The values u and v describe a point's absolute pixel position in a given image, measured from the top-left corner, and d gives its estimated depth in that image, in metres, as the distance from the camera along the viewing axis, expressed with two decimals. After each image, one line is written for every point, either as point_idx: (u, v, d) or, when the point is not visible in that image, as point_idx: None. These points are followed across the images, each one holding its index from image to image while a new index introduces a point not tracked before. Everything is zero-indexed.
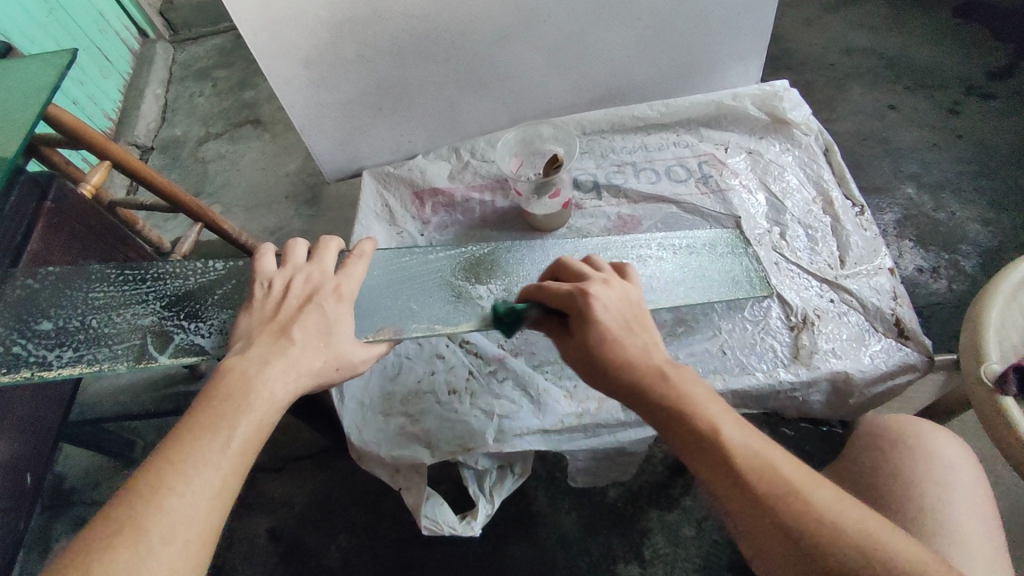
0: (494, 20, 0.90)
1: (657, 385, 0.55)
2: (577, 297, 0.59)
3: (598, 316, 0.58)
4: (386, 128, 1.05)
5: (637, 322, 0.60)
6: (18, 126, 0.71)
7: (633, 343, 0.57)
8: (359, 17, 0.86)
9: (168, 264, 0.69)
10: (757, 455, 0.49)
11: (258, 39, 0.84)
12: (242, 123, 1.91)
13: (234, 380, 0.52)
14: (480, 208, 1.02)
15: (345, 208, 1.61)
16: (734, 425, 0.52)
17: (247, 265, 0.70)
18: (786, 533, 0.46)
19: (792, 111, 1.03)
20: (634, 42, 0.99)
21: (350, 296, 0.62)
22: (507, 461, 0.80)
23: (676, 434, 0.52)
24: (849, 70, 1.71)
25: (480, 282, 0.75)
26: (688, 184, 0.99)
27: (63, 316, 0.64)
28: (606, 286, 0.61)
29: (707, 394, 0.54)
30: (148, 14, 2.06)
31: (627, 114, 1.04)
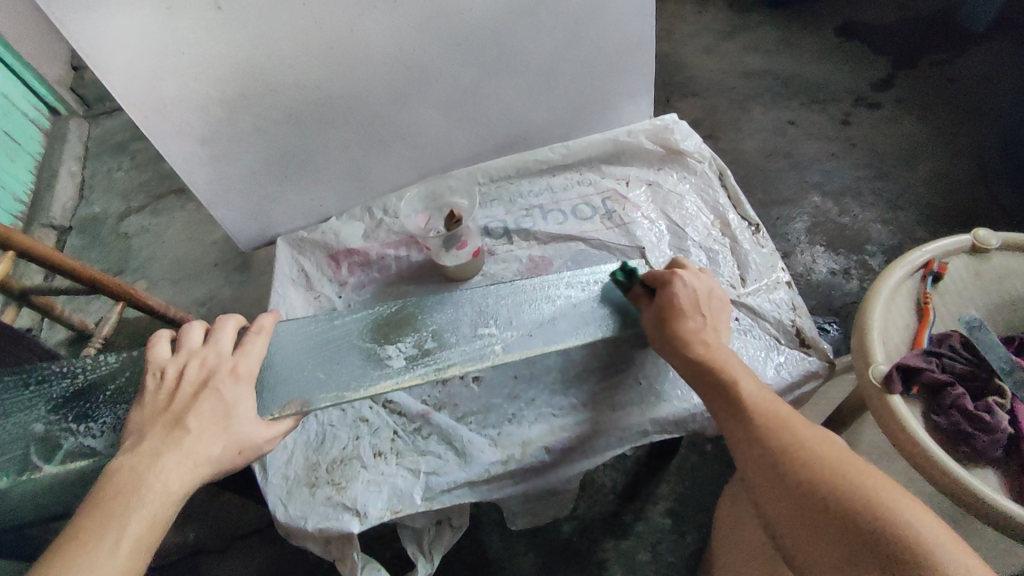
0: (388, 82, 0.94)
1: (698, 350, 0.69)
2: (668, 277, 0.75)
3: (676, 290, 0.74)
4: (295, 195, 1.06)
5: (710, 311, 0.73)
6: None
7: (693, 318, 0.72)
8: (251, 91, 0.88)
9: (56, 364, 0.66)
10: (762, 402, 0.62)
11: (150, 120, 0.86)
12: (164, 194, 1.88)
13: (130, 477, 0.51)
14: (396, 264, 1.02)
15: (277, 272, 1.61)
16: (756, 386, 0.65)
17: (141, 353, 0.67)
18: (766, 449, 0.59)
19: (683, 142, 1.09)
20: (528, 91, 1.03)
21: (248, 374, 0.62)
22: (444, 517, 0.86)
23: (707, 383, 0.67)
24: (749, 92, 1.82)
25: (390, 341, 0.76)
26: (594, 221, 1.02)
27: None
28: (695, 276, 0.76)
29: (740, 363, 0.68)
30: (58, 93, 2.03)
31: (531, 159, 1.08)
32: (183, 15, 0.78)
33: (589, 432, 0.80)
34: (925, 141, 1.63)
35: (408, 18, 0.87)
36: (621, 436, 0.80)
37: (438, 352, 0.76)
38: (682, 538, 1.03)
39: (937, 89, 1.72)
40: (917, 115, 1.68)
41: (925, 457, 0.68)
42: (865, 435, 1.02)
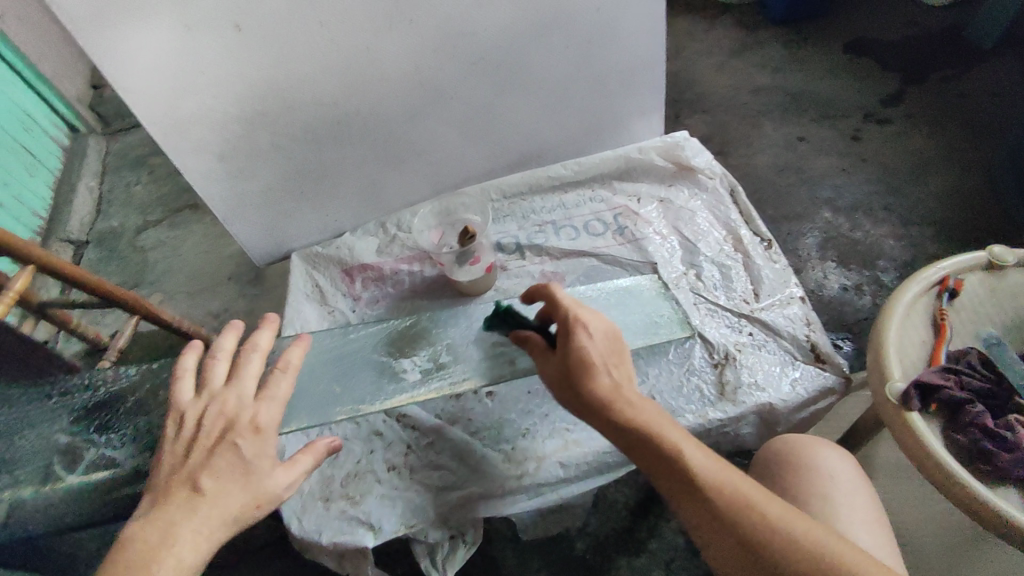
0: (403, 99, 0.96)
1: (625, 413, 0.61)
2: (568, 325, 0.66)
3: (583, 344, 0.64)
4: (311, 211, 1.07)
5: (618, 360, 0.65)
6: None
7: (605, 376, 0.63)
8: (268, 109, 0.91)
9: (64, 383, 0.74)
10: (713, 474, 0.57)
11: (169, 138, 0.88)
12: (180, 209, 1.91)
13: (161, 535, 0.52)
14: (409, 279, 1.03)
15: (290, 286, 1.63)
16: (695, 451, 0.58)
17: (156, 368, 0.70)
18: (737, 536, 0.54)
19: (694, 158, 1.09)
20: (540, 109, 1.05)
21: (267, 424, 0.61)
22: (458, 531, 0.78)
23: (644, 455, 0.60)
24: (759, 108, 1.83)
25: (405, 355, 0.77)
26: (606, 237, 1.02)
27: None
28: (592, 318, 0.67)
29: (666, 421, 0.61)
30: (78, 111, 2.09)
31: (543, 176, 1.09)
32: (204, 35, 0.80)
33: (603, 449, 0.80)
34: (936, 157, 1.63)
35: (421, 37, 0.89)
36: None
37: (452, 366, 0.76)
38: (696, 555, 1.01)
39: (948, 105, 1.72)
40: (927, 131, 1.68)
41: (944, 475, 0.67)
42: (882, 452, 1.00)
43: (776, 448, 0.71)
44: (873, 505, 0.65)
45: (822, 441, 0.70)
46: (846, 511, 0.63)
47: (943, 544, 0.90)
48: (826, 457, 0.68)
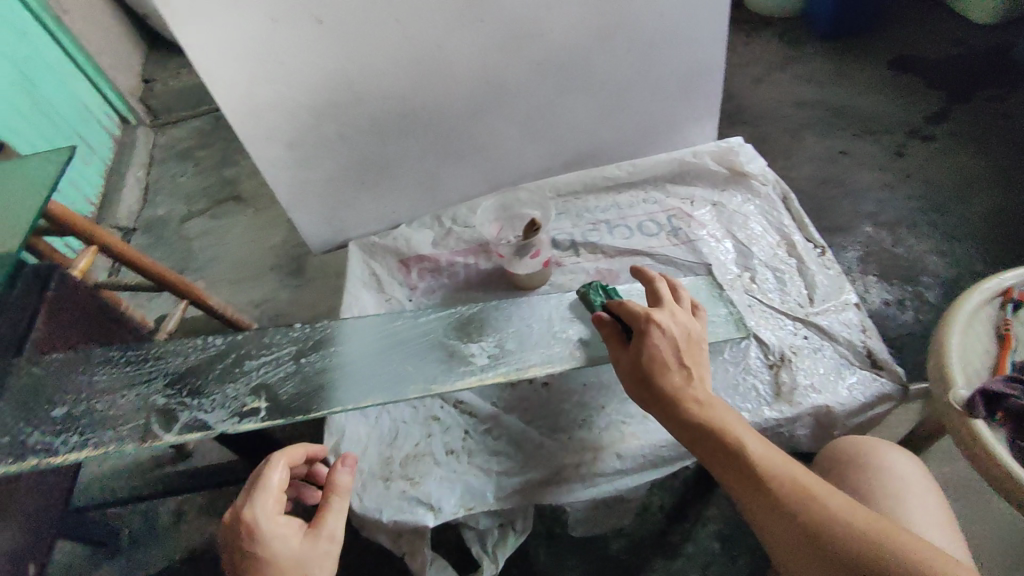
0: (469, 94, 0.97)
1: (691, 406, 0.65)
2: (641, 321, 0.71)
3: (653, 336, 0.69)
4: (370, 202, 1.10)
5: (690, 356, 0.69)
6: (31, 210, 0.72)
7: (673, 369, 0.68)
8: (339, 99, 0.92)
9: (159, 347, 0.72)
10: (771, 463, 0.59)
11: (244, 124, 0.91)
12: (224, 200, 1.96)
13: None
14: (465, 271, 1.06)
15: (332, 278, 1.67)
16: (758, 443, 0.62)
17: (241, 339, 0.73)
18: (791, 521, 0.56)
19: (748, 164, 1.10)
20: (599, 109, 1.07)
21: (260, 543, 0.55)
22: (508, 519, 0.87)
23: (708, 445, 0.63)
24: (800, 121, 1.84)
25: (472, 340, 0.79)
26: (660, 237, 1.04)
27: (70, 402, 0.66)
28: (668, 315, 0.72)
29: (734, 416, 0.65)
30: (130, 103, 2.16)
31: (598, 176, 1.12)
32: (286, 27, 0.82)
33: (659, 442, 0.81)
34: (982, 175, 1.61)
35: (491, 36, 0.90)
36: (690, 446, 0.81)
37: (519, 352, 0.78)
38: (735, 562, 1.01)
39: (995, 124, 1.71)
40: (973, 149, 1.67)
41: (1013, 482, 0.67)
42: (929, 466, 0.99)
43: (841, 449, 0.72)
44: (944, 505, 0.65)
45: (888, 443, 0.71)
46: (919, 509, 0.64)
47: (993, 561, 0.89)
48: (894, 458, 0.68)
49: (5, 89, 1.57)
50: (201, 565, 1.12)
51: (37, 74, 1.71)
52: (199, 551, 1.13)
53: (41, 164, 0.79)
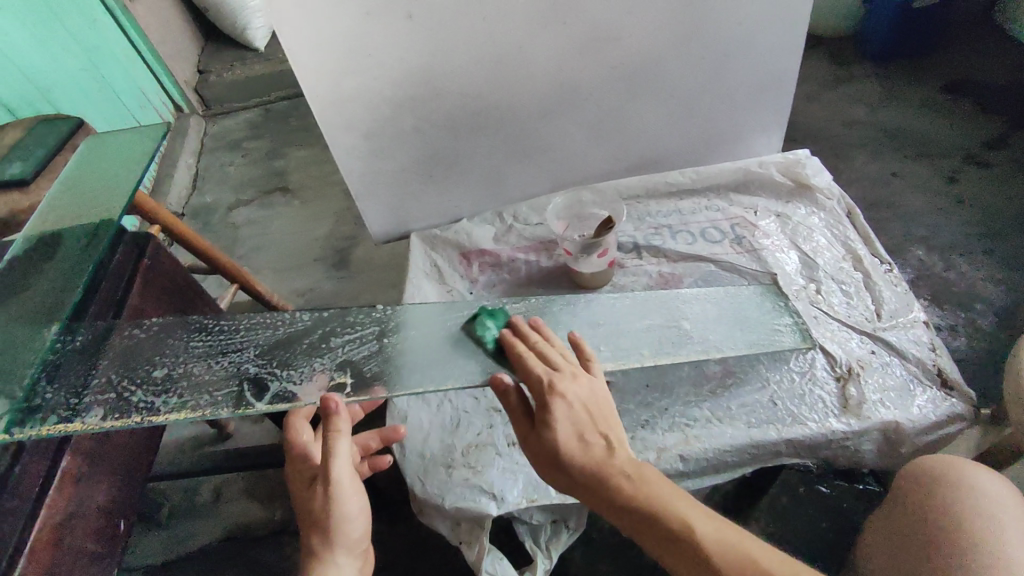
0: (543, 97, 0.99)
1: (621, 485, 0.55)
2: (542, 393, 0.62)
3: (557, 407, 0.60)
4: (436, 196, 1.12)
5: (602, 420, 0.61)
6: (127, 181, 0.76)
7: (591, 445, 0.58)
8: (419, 93, 0.94)
9: (252, 317, 0.68)
10: (728, 548, 0.49)
11: (325, 113, 0.93)
12: (271, 190, 2.00)
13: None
14: (526, 267, 1.07)
15: (374, 272, 1.69)
16: (705, 519, 0.52)
17: (332, 314, 0.70)
18: None
19: (814, 177, 1.09)
20: (668, 115, 1.07)
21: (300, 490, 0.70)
22: (562, 516, 0.86)
23: (646, 534, 0.53)
24: (850, 142, 1.82)
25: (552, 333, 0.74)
26: (723, 245, 1.04)
27: (165, 364, 0.61)
28: (573, 381, 0.63)
29: (671, 488, 0.55)
30: (185, 93, 2.23)
31: (661, 181, 1.12)
32: (377, 20, 0.84)
33: (723, 447, 0.80)
34: None
35: (571, 39, 0.91)
36: (755, 453, 0.80)
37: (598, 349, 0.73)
38: None
39: None
40: None
41: None
42: None
43: (927, 467, 0.72)
44: None
45: (975, 466, 0.70)
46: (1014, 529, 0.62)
47: None
48: (984, 479, 0.68)
49: (78, 74, 1.67)
50: (244, 543, 1.14)
51: (106, 62, 1.79)
52: (242, 531, 1.15)
53: (138, 139, 0.82)
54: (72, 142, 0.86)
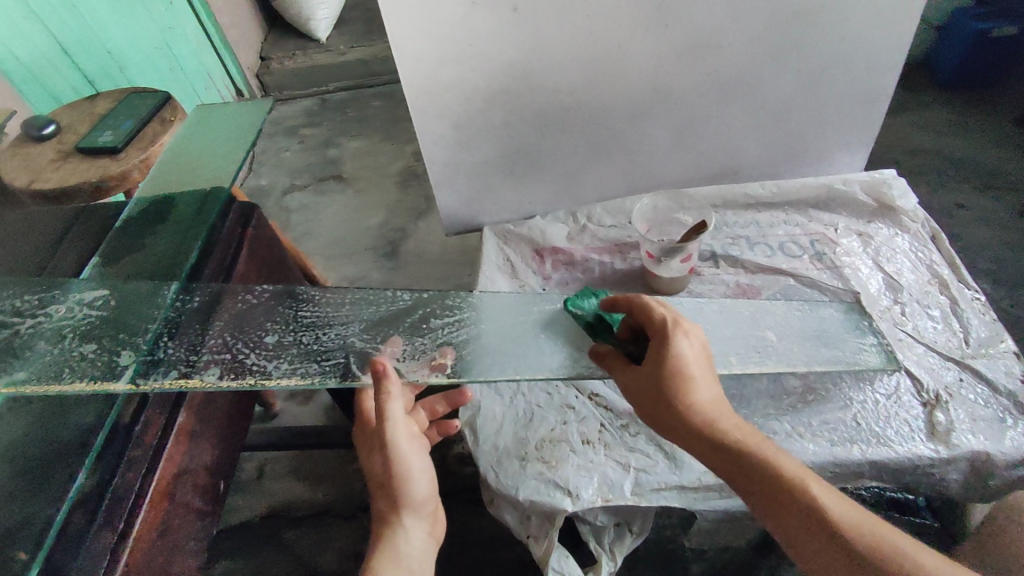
0: (634, 99, 0.99)
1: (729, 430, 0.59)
2: (667, 327, 0.63)
3: (680, 346, 0.62)
4: (513, 191, 1.13)
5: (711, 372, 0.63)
6: (235, 151, 0.77)
7: (704, 388, 0.61)
8: (513, 87, 0.95)
9: (357, 292, 0.69)
10: (832, 500, 0.54)
11: (420, 100, 0.94)
12: (325, 178, 2.03)
13: (390, 562, 0.62)
14: (600, 268, 1.08)
15: (424, 264, 1.70)
16: (806, 474, 0.57)
17: (432, 297, 0.71)
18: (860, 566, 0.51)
19: (900, 199, 1.07)
20: (754, 126, 1.07)
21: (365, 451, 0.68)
22: (626, 519, 0.84)
23: (745, 475, 0.57)
24: (913, 168, 1.78)
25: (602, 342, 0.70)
26: (804, 260, 1.03)
27: (278, 330, 0.62)
28: (693, 329, 0.65)
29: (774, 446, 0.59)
30: (247, 78, 2.28)
31: (740, 192, 1.11)
32: (486, 12, 0.84)
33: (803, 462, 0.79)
34: None
35: (672, 42, 0.91)
36: (836, 472, 0.79)
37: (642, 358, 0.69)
38: None
39: None
40: None
41: None
42: None
43: None
44: None
45: None
46: None
47: None
48: None
49: (152, 51, 1.69)
50: (284, 522, 1.15)
51: (178, 42, 1.83)
52: (284, 508, 1.16)
53: (244, 113, 0.84)
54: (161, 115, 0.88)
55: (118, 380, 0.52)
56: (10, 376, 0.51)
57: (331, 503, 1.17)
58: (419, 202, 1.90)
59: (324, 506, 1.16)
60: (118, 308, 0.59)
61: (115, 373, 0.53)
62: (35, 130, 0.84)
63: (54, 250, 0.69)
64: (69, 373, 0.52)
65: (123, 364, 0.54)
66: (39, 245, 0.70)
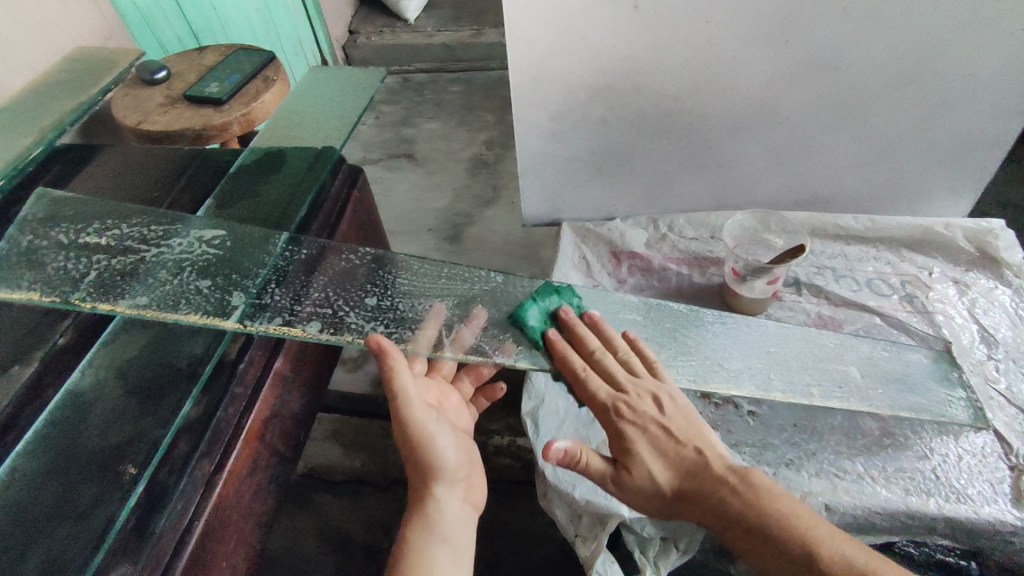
0: (737, 114, 0.97)
1: (703, 488, 0.61)
2: (615, 418, 0.63)
3: (631, 424, 0.63)
4: (597, 189, 1.13)
5: (683, 431, 0.64)
6: (350, 111, 0.80)
7: (670, 459, 0.63)
8: (617, 87, 0.94)
9: (453, 266, 0.69)
10: (827, 547, 0.56)
11: (524, 87, 0.94)
12: (396, 155, 2.05)
13: (422, 530, 0.61)
14: (677, 279, 1.06)
15: (484, 251, 1.70)
16: (800, 519, 0.58)
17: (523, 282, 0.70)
18: None
19: (1005, 250, 1.01)
20: (857, 155, 1.03)
21: None
22: (673, 535, 0.79)
23: (734, 534, 0.60)
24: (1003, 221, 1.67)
25: (676, 361, 0.71)
26: (892, 300, 0.99)
27: (376, 293, 0.63)
28: (644, 396, 0.64)
29: (769, 489, 0.61)
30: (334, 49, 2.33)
31: (831, 222, 1.09)
32: (604, 7, 0.83)
33: (873, 506, 0.76)
34: None
35: (789, 59, 0.88)
36: (906, 522, 0.75)
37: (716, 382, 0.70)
38: None
39: None
40: None
41: None
42: None
43: None
44: None
45: None
46: None
47: None
48: None
49: (253, 13, 1.74)
50: (317, 483, 1.17)
51: (276, 7, 1.88)
52: (319, 470, 1.19)
53: (353, 76, 0.87)
54: (265, 74, 0.90)
55: (229, 318, 0.54)
56: (133, 299, 0.53)
57: (366, 472, 1.18)
58: (485, 190, 1.90)
59: (363, 473, 1.18)
60: (232, 248, 0.61)
61: (226, 310, 0.54)
62: (146, 74, 0.88)
63: (173, 188, 0.72)
64: (186, 304, 0.54)
65: (234, 304, 0.56)
66: (157, 184, 0.74)
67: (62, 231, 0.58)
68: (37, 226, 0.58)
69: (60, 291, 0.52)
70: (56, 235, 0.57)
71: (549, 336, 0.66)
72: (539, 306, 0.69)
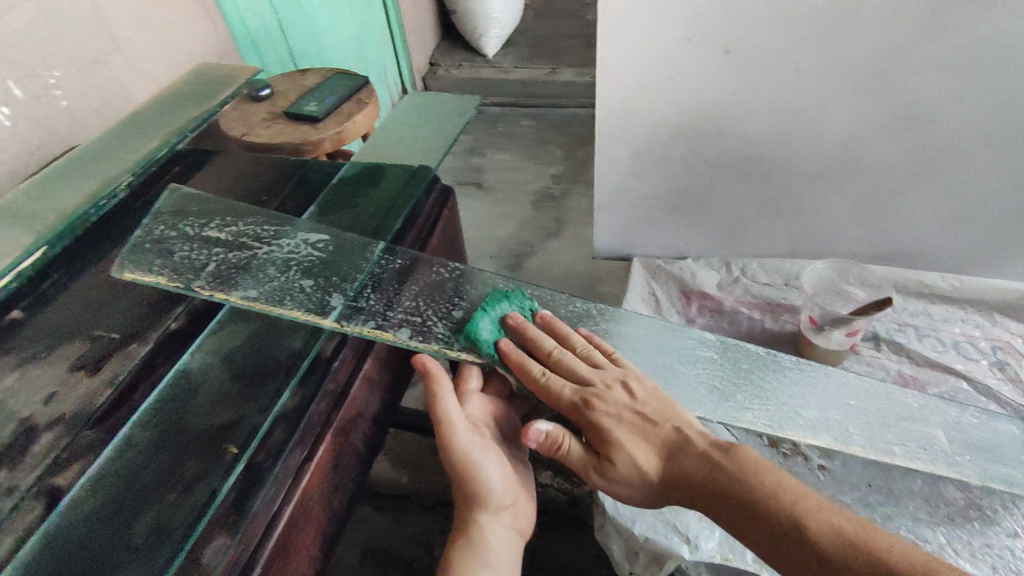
0: (821, 163, 0.96)
1: (682, 472, 0.61)
2: (583, 410, 0.62)
3: (597, 414, 0.61)
4: (671, 228, 1.13)
5: (654, 414, 0.62)
6: (443, 135, 0.84)
7: (643, 445, 0.61)
8: (702, 129, 0.95)
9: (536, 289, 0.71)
10: (811, 519, 0.54)
11: (609, 123, 0.97)
12: (467, 183, 2.11)
13: (467, 553, 0.63)
14: (749, 323, 1.05)
15: (546, 281, 1.72)
16: (783, 491, 0.57)
17: None
18: None
19: None
20: (947, 212, 1.00)
21: None
22: None
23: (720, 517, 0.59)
24: None
25: (751, 402, 0.69)
26: (981, 365, 0.94)
27: (462, 306, 0.65)
28: (607, 387, 0.62)
29: (756, 467, 0.59)
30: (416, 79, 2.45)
31: (915, 278, 1.05)
32: (698, 50, 0.84)
33: None
34: None
35: (882, 111, 0.87)
36: None
37: (790, 428, 0.68)
38: None
39: None
40: None
41: None
42: None
43: None
44: None
45: None
46: None
47: None
48: None
49: (347, 42, 1.85)
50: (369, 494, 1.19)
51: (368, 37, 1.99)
52: (372, 480, 1.20)
53: (447, 103, 0.91)
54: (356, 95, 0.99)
55: (329, 317, 0.57)
56: (245, 290, 0.57)
57: (417, 488, 1.19)
58: (551, 222, 1.93)
59: (414, 489, 1.19)
60: (334, 253, 0.65)
61: (326, 309, 0.58)
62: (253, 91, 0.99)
63: (279, 192, 0.77)
64: (290, 300, 0.57)
65: (333, 304, 0.59)
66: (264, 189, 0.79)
67: (188, 224, 0.64)
68: (167, 218, 0.64)
69: (183, 278, 0.57)
70: (183, 228, 0.63)
71: (502, 346, 0.62)
72: (491, 317, 0.63)
